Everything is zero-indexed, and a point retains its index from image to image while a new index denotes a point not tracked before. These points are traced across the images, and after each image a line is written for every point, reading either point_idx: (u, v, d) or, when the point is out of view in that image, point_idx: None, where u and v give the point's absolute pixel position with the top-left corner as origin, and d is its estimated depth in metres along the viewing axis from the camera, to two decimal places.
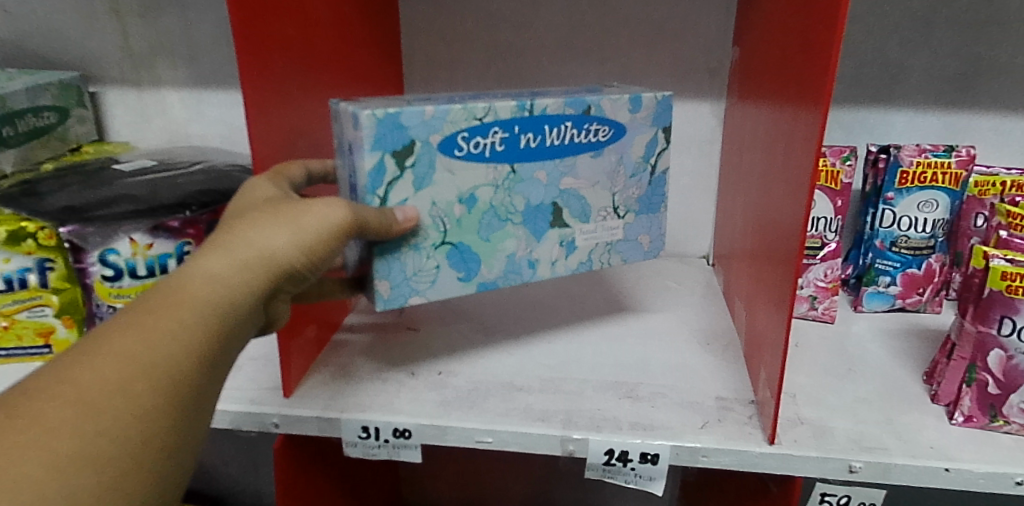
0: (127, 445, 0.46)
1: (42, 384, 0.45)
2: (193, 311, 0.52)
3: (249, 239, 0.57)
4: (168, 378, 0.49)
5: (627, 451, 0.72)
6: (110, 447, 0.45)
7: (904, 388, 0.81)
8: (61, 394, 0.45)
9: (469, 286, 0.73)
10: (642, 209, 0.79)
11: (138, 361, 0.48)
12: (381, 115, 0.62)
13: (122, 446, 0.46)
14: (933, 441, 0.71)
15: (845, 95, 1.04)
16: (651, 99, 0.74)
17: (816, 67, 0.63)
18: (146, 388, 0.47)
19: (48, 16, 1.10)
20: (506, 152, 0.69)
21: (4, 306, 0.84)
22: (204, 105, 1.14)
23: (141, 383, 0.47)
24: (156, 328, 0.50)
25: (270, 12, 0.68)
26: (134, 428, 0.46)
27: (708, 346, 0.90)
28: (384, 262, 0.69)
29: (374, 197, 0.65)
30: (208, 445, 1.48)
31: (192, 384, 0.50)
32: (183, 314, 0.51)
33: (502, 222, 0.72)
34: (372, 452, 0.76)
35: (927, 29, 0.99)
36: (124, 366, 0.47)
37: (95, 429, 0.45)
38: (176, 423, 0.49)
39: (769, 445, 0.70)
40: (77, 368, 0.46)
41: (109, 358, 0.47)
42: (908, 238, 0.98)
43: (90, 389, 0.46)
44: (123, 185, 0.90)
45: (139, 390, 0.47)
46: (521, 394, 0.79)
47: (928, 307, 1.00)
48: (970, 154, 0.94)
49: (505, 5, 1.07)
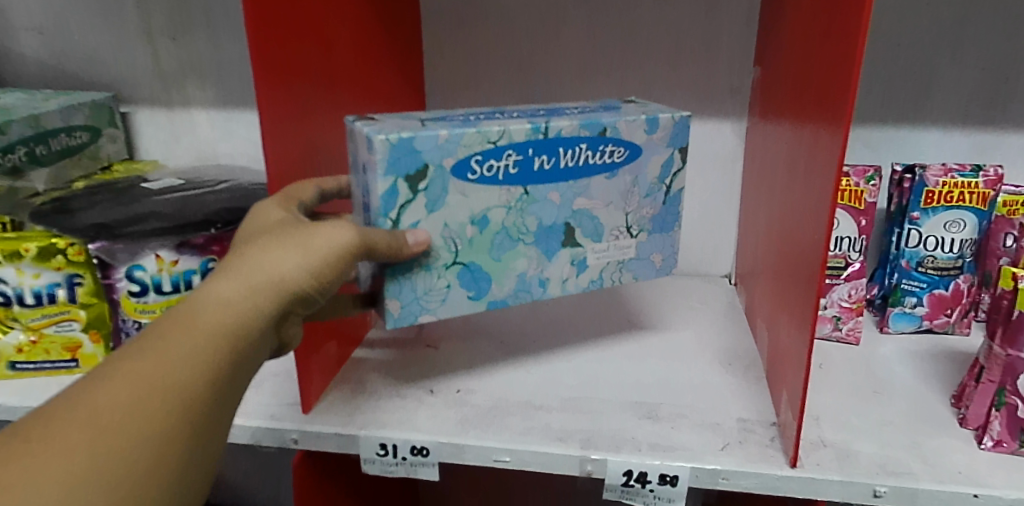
0: (139, 466, 0.46)
1: (57, 409, 0.46)
2: (204, 335, 0.53)
3: (260, 263, 0.58)
4: (179, 400, 0.49)
5: (646, 473, 0.71)
6: (122, 468, 0.46)
7: (932, 411, 0.80)
8: (75, 419, 0.46)
9: (479, 304, 0.74)
10: (656, 228, 0.79)
11: (150, 384, 0.49)
12: (394, 140, 0.63)
13: (133, 467, 0.46)
14: (961, 466, 0.70)
15: (869, 114, 1.04)
16: (669, 120, 0.74)
17: (838, 83, 0.63)
18: (158, 411, 0.48)
19: (84, 40, 1.13)
20: (520, 174, 0.70)
21: (32, 320, 0.86)
22: (232, 124, 1.16)
23: (153, 405, 0.48)
24: (166, 352, 0.51)
25: (288, 35, 0.69)
26: (147, 449, 0.47)
27: (730, 366, 0.89)
28: (395, 282, 0.69)
29: (387, 219, 0.66)
30: (231, 460, 1.49)
31: (204, 406, 0.51)
32: (195, 338, 0.52)
33: (514, 242, 0.73)
34: (389, 469, 0.76)
35: (954, 47, 0.98)
36: (136, 389, 0.48)
37: (107, 453, 0.45)
38: (189, 447, 0.50)
39: (791, 469, 0.69)
40: (90, 392, 0.47)
41: (121, 381, 0.48)
42: (935, 258, 0.97)
43: (103, 411, 0.46)
44: (152, 203, 0.92)
45: (151, 412, 0.48)
46: (541, 413, 0.79)
47: (957, 328, 0.98)
48: (998, 174, 0.92)
49: (527, 24, 1.08)
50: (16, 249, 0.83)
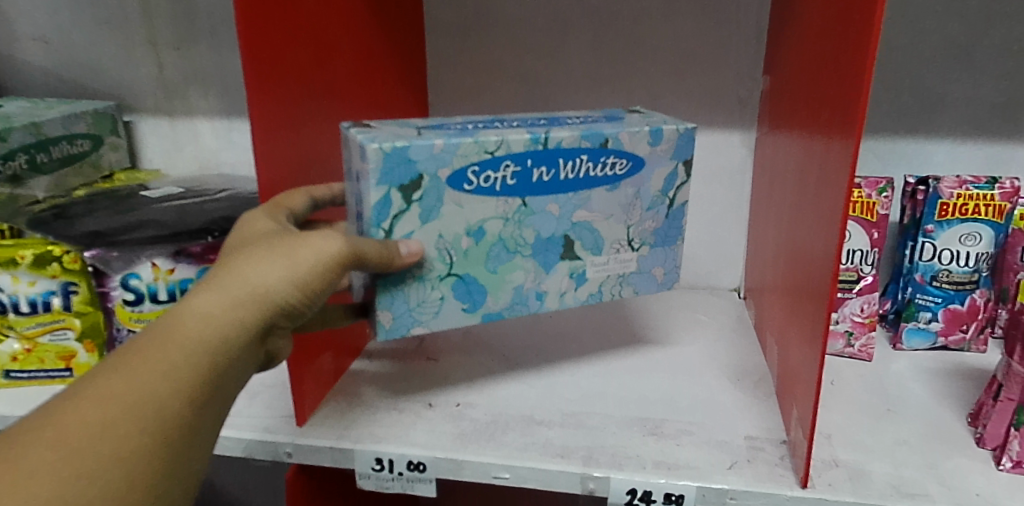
0: (110, 488, 0.45)
1: (26, 427, 0.45)
2: (182, 350, 0.51)
3: (244, 274, 0.56)
4: (154, 420, 0.48)
5: (651, 492, 0.69)
6: (92, 491, 0.44)
7: (948, 430, 0.77)
8: (43, 439, 0.44)
9: (473, 317, 0.72)
10: (659, 242, 0.77)
11: (124, 402, 0.47)
12: (388, 149, 0.62)
13: (104, 489, 0.44)
14: (980, 488, 0.67)
15: (880, 126, 1.01)
16: (673, 131, 0.72)
17: (851, 87, 0.61)
18: (131, 431, 0.46)
19: (89, 48, 1.13)
20: (518, 186, 0.68)
21: (27, 328, 0.85)
22: (235, 134, 1.15)
23: (126, 426, 0.46)
24: (142, 369, 0.49)
25: (283, 43, 0.68)
26: (117, 471, 0.45)
27: (739, 382, 0.87)
28: (386, 293, 0.68)
29: (379, 230, 0.64)
30: (231, 473, 1.47)
31: (181, 426, 0.49)
32: (172, 352, 0.51)
33: (511, 254, 0.71)
34: (385, 485, 0.74)
35: (967, 57, 0.95)
36: (109, 407, 0.46)
37: (77, 473, 0.44)
38: (164, 467, 0.48)
39: (801, 489, 0.66)
40: (60, 412, 0.46)
41: (94, 400, 0.47)
42: (950, 272, 0.94)
43: (73, 429, 0.45)
44: (151, 211, 0.91)
45: (123, 433, 0.46)
46: (542, 428, 0.77)
47: (973, 345, 0.95)
48: (1014, 186, 0.90)
49: (533, 33, 1.07)
50: (12, 256, 0.82)
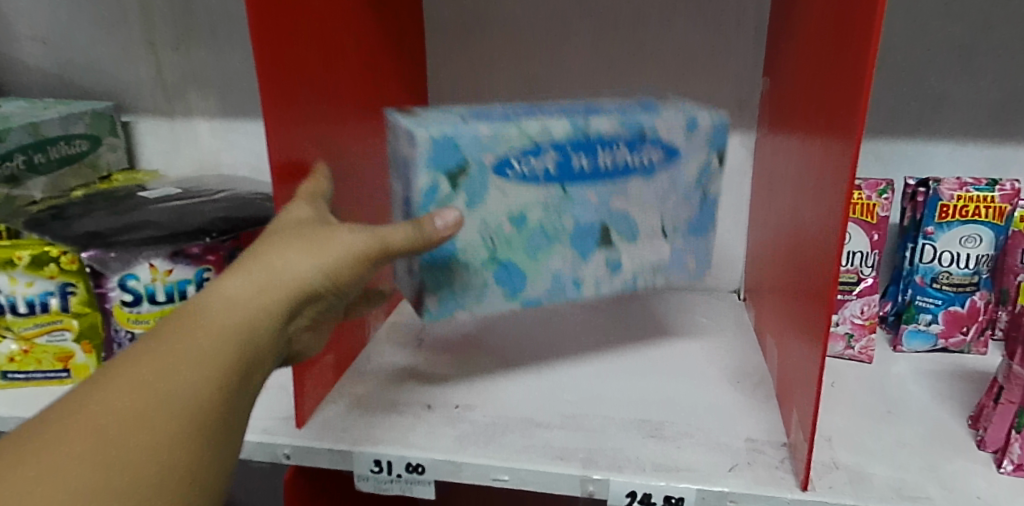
0: (146, 473, 0.44)
1: (57, 417, 0.44)
2: (210, 339, 0.51)
3: (269, 265, 0.56)
4: (185, 405, 0.47)
5: (650, 494, 0.68)
6: (127, 475, 0.43)
7: (949, 432, 0.76)
8: (75, 427, 0.43)
9: (514, 302, 0.73)
10: (691, 232, 0.78)
11: (154, 389, 0.47)
12: (436, 137, 0.64)
13: (139, 473, 0.44)
14: (980, 491, 0.67)
15: (880, 127, 1.01)
16: (708, 121, 0.73)
17: (851, 91, 0.60)
18: (163, 416, 0.46)
19: (87, 49, 1.13)
20: (559, 176, 0.69)
21: (25, 329, 0.86)
22: (234, 134, 1.15)
23: (158, 412, 0.46)
24: (171, 357, 0.49)
25: (290, 38, 0.69)
26: (152, 456, 0.44)
27: (739, 384, 0.87)
28: (433, 273, 0.70)
29: (425, 214, 0.66)
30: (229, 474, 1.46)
31: (213, 412, 0.49)
32: (200, 341, 0.50)
33: (550, 242, 0.71)
34: (383, 487, 0.74)
35: (967, 59, 0.95)
36: (139, 394, 0.46)
37: (111, 459, 0.43)
38: (198, 454, 0.47)
39: (801, 492, 0.66)
40: (90, 400, 0.45)
41: (124, 388, 0.46)
42: (950, 274, 0.94)
43: (104, 416, 0.44)
44: (149, 211, 0.90)
45: (155, 419, 0.46)
46: (542, 430, 0.77)
47: (973, 347, 0.95)
48: (1014, 188, 0.90)
49: (533, 34, 1.07)
50: (10, 256, 0.83)
